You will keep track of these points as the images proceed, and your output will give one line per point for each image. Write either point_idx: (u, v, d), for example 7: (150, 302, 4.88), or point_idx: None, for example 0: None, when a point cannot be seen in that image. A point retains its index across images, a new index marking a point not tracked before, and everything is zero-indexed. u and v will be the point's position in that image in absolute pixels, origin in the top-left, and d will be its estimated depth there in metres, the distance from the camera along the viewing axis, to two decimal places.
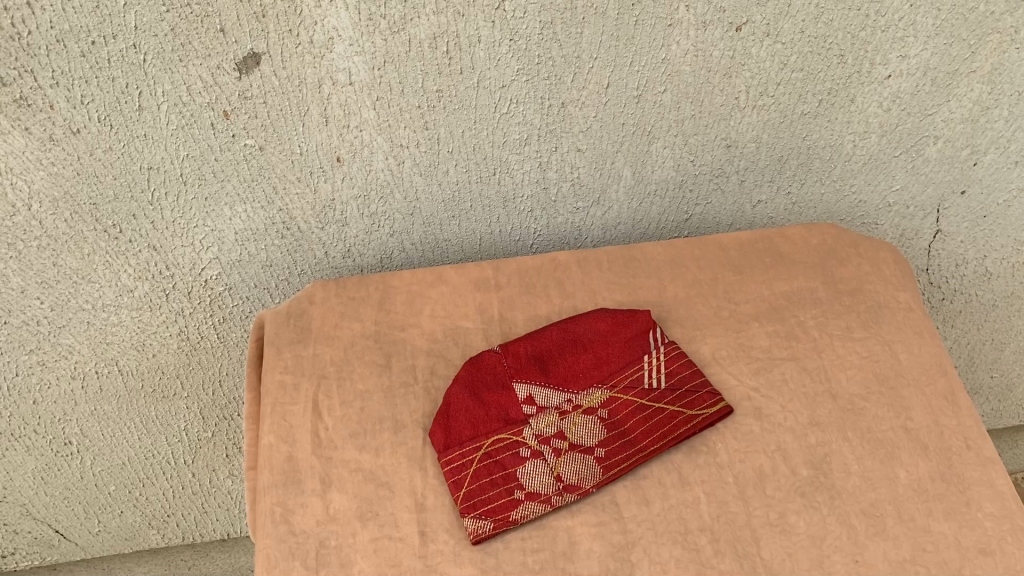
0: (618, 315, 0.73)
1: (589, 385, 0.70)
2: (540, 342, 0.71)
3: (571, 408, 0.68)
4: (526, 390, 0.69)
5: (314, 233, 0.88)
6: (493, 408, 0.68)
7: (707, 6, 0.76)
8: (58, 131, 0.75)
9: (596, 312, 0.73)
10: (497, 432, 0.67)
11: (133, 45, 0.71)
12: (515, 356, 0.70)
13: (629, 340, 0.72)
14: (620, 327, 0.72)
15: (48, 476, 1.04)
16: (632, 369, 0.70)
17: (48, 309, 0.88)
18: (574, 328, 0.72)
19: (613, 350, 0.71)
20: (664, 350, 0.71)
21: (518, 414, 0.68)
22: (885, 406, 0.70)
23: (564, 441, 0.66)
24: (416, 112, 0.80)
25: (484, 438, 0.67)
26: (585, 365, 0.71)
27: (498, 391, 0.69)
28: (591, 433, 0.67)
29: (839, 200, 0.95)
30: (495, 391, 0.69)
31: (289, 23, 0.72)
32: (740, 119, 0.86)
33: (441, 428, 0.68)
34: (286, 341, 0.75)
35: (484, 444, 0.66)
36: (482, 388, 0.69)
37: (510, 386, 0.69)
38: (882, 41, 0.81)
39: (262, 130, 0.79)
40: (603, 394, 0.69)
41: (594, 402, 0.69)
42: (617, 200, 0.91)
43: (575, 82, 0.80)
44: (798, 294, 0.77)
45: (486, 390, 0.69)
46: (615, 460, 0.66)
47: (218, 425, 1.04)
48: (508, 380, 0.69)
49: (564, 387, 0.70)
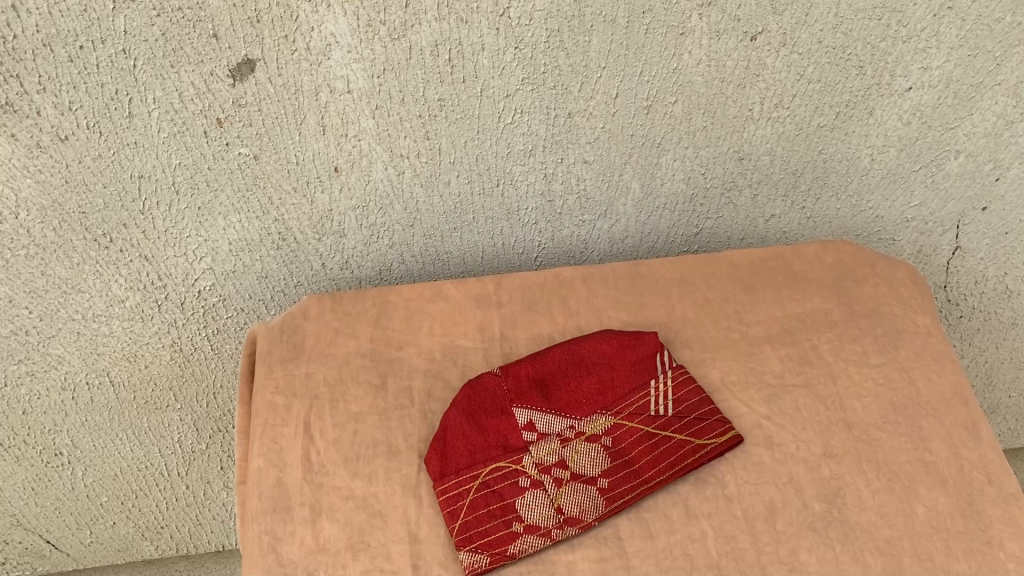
0: (623, 337, 0.70)
1: (592, 411, 0.67)
2: (541, 364, 0.68)
3: (573, 435, 0.65)
4: (525, 416, 0.66)
5: (311, 244, 0.85)
6: (491, 434, 0.66)
7: (721, 14, 0.73)
8: (45, 137, 0.72)
9: (601, 333, 0.70)
10: (495, 460, 0.64)
11: (123, 50, 0.68)
12: (515, 379, 0.68)
13: (634, 364, 0.68)
14: (625, 349, 0.69)
15: (38, 487, 1.02)
16: (637, 394, 0.67)
17: (37, 318, 0.85)
18: (577, 351, 0.69)
19: (617, 375, 0.68)
20: (671, 375, 0.68)
21: (517, 441, 0.65)
22: (902, 437, 0.67)
23: (565, 470, 0.64)
24: (417, 121, 0.77)
25: (482, 466, 0.64)
26: (589, 390, 0.68)
27: (497, 416, 0.66)
28: (594, 462, 0.64)
29: (855, 215, 0.92)
30: (493, 416, 0.66)
31: (286, 29, 0.69)
32: (754, 131, 0.83)
33: (436, 454, 0.65)
34: (278, 359, 0.72)
35: (481, 473, 0.64)
36: (479, 413, 0.66)
37: (509, 411, 0.66)
38: (903, 52, 0.78)
39: (257, 138, 0.76)
40: (607, 420, 0.66)
41: (597, 429, 0.66)
42: (625, 213, 0.88)
43: (582, 92, 0.77)
44: (812, 316, 0.74)
45: (485, 414, 0.66)
46: (619, 491, 0.63)
47: (212, 437, 1.02)
48: (507, 405, 0.67)
49: (566, 413, 0.67)
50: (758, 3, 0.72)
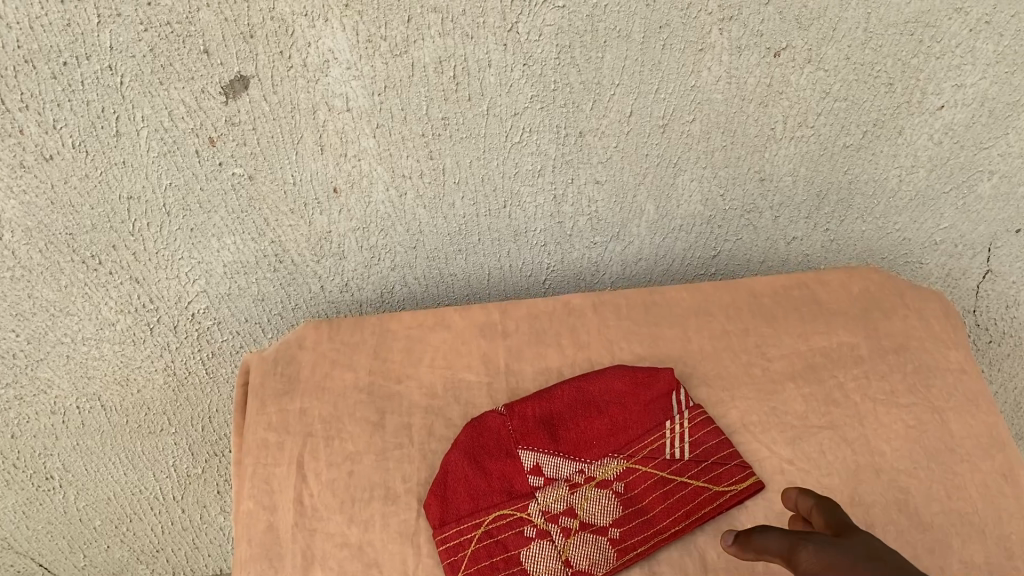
0: (636, 374, 0.66)
1: (603, 454, 0.63)
2: (549, 403, 0.65)
3: (583, 480, 0.61)
4: (532, 459, 0.62)
5: (309, 267, 0.82)
6: (495, 477, 0.62)
7: (743, 29, 0.68)
8: (29, 157, 0.68)
9: (613, 370, 0.66)
10: (499, 506, 0.60)
11: (109, 67, 0.64)
12: (521, 418, 0.64)
13: (648, 404, 0.65)
14: (639, 388, 0.65)
15: (29, 511, 0.99)
16: (651, 436, 0.63)
17: (24, 341, 0.82)
18: (588, 389, 0.66)
19: (630, 415, 0.64)
20: (687, 416, 0.64)
21: (523, 486, 0.61)
22: (935, 484, 0.62)
23: (574, 519, 0.59)
24: (420, 140, 0.73)
25: (485, 514, 0.60)
26: (600, 431, 0.64)
27: (502, 459, 0.62)
28: (605, 509, 0.60)
29: (881, 238, 0.87)
30: (498, 458, 0.62)
31: (281, 44, 0.65)
32: (775, 151, 0.79)
33: (436, 499, 0.61)
34: (272, 393, 0.69)
35: (484, 520, 0.60)
36: (483, 456, 0.63)
37: (515, 453, 0.62)
38: (936, 69, 0.73)
39: (251, 158, 0.72)
40: (619, 464, 0.62)
41: (608, 474, 0.62)
42: (639, 235, 0.84)
43: (595, 110, 0.73)
44: (837, 351, 0.70)
45: (488, 456, 0.63)
46: (631, 542, 0.59)
47: (208, 461, 0.99)
48: (512, 447, 0.63)
49: (575, 456, 0.63)
50: (783, 17, 0.68)
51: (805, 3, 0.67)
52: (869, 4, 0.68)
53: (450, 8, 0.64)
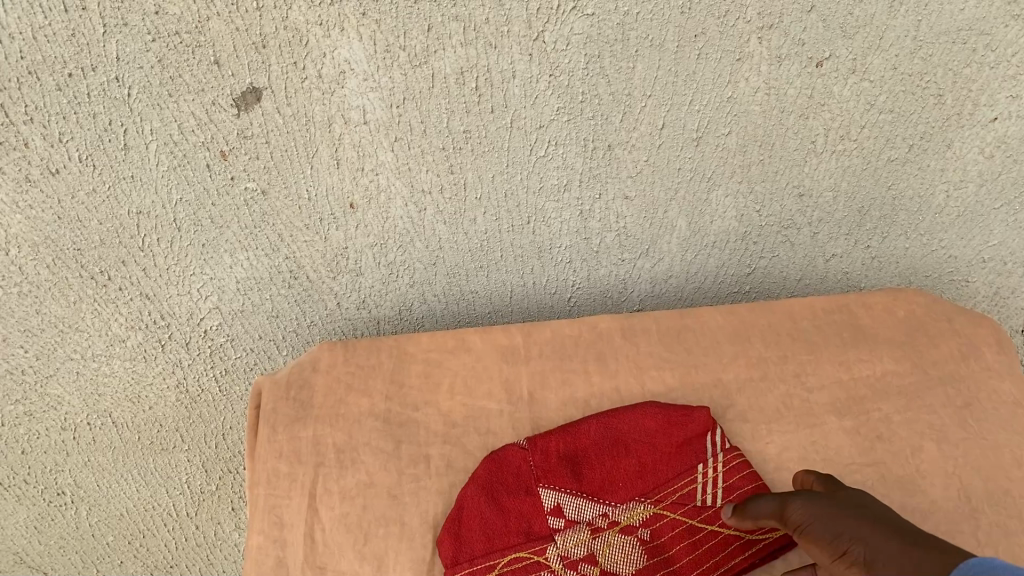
0: (671, 413, 0.62)
1: (629, 498, 0.59)
2: (575, 438, 0.61)
3: (606, 524, 0.58)
4: (552, 500, 0.59)
5: (325, 283, 0.79)
6: (512, 516, 0.59)
7: (784, 38, 0.64)
8: (35, 171, 0.66)
9: (645, 407, 0.63)
10: (515, 549, 0.57)
11: (115, 78, 0.62)
12: (544, 453, 0.61)
13: (681, 445, 0.61)
14: (672, 428, 0.62)
15: (41, 526, 0.97)
16: (681, 480, 0.60)
17: (33, 357, 0.80)
18: (616, 425, 0.62)
19: (660, 457, 0.61)
20: (721, 458, 0.60)
21: (541, 528, 0.58)
22: (990, 528, 0.58)
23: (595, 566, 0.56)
24: (440, 154, 0.70)
25: (499, 555, 0.57)
26: (627, 472, 0.60)
27: (520, 496, 0.59)
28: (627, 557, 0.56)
29: (925, 255, 0.83)
30: (516, 495, 0.59)
31: (295, 54, 0.62)
32: (816, 165, 0.74)
33: (449, 537, 0.58)
34: (282, 420, 0.65)
35: (498, 563, 0.56)
36: (501, 492, 0.59)
37: (534, 491, 0.59)
38: (989, 79, 0.69)
39: (265, 172, 0.69)
40: (645, 509, 0.59)
41: (633, 520, 0.58)
42: (669, 252, 0.80)
43: (625, 123, 0.69)
44: (882, 380, 0.66)
45: (507, 494, 0.59)
46: None
47: (222, 478, 0.96)
48: (532, 485, 0.60)
49: (599, 499, 0.59)
50: (827, 25, 0.64)
51: (851, 10, 0.63)
52: (919, 11, 0.63)
53: (473, 16, 0.61)
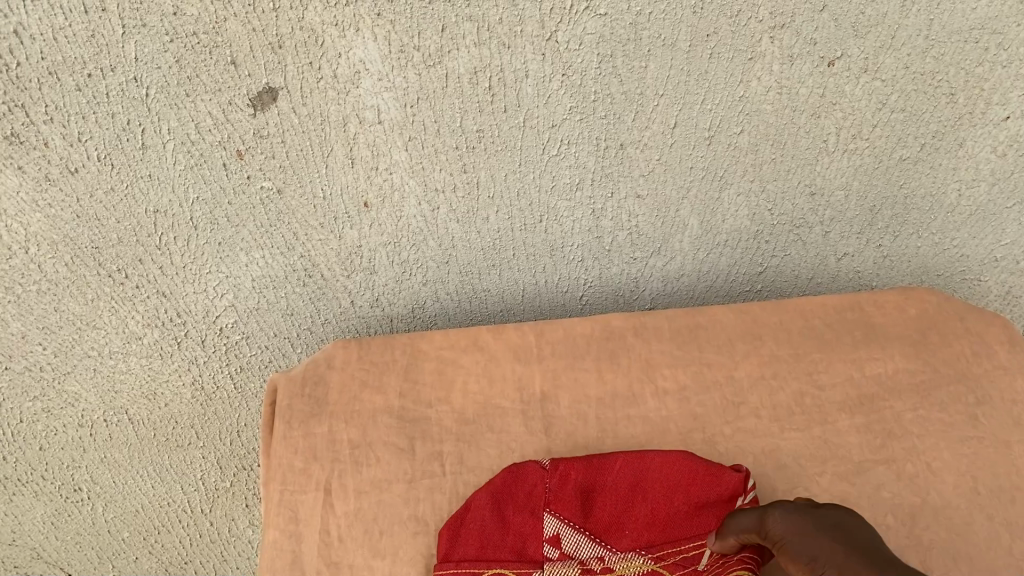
0: (705, 468, 0.59)
1: (631, 547, 0.57)
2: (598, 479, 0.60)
3: (599, 567, 0.57)
4: (555, 526, 0.58)
5: (339, 281, 0.79)
6: (511, 532, 0.58)
7: (796, 37, 0.65)
8: (54, 170, 0.67)
9: (682, 454, 0.60)
10: (504, 565, 0.57)
11: (134, 79, 0.62)
12: (561, 479, 0.60)
13: (701, 506, 0.58)
14: (696, 485, 0.59)
15: (58, 521, 0.98)
16: (691, 543, 0.57)
17: (51, 354, 0.81)
18: (643, 470, 0.60)
19: (677, 513, 0.58)
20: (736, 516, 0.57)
21: (534, 553, 0.57)
22: (1001, 527, 0.58)
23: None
24: (453, 153, 0.70)
25: (487, 567, 0.57)
26: (637, 521, 0.58)
27: (525, 515, 0.59)
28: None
29: (937, 254, 0.83)
30: (521, 512, 0.59)
31: (310, 55, 0.63)
32: (828, 164, 0.75)
33: (447, 532, 0.58)
34: (298, 416, 0.66)
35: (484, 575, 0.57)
36: (509, 505, 0.59)
37: (540, 513, 0.59)
38: (1001, 78, 0.69)
39: (280, 171, 0.70)
40: (643, 564, 0.57)
41: (627, 570, 0.57)
42: (681, 251, 0.81)
43: (637, 122, 0.70)
44: (893, 379, 0.66)
45: (513, 508, 0.59)
46: None
47: (237, 475, 0.97)
48: (540, 507, 0.59)
49: (603, 538, 0.58)
50: (839, 24, 0.64)
51: (862, 9, 0.63)
52: (931, 10, 0.64)
53: (487, 16, 0.61)
